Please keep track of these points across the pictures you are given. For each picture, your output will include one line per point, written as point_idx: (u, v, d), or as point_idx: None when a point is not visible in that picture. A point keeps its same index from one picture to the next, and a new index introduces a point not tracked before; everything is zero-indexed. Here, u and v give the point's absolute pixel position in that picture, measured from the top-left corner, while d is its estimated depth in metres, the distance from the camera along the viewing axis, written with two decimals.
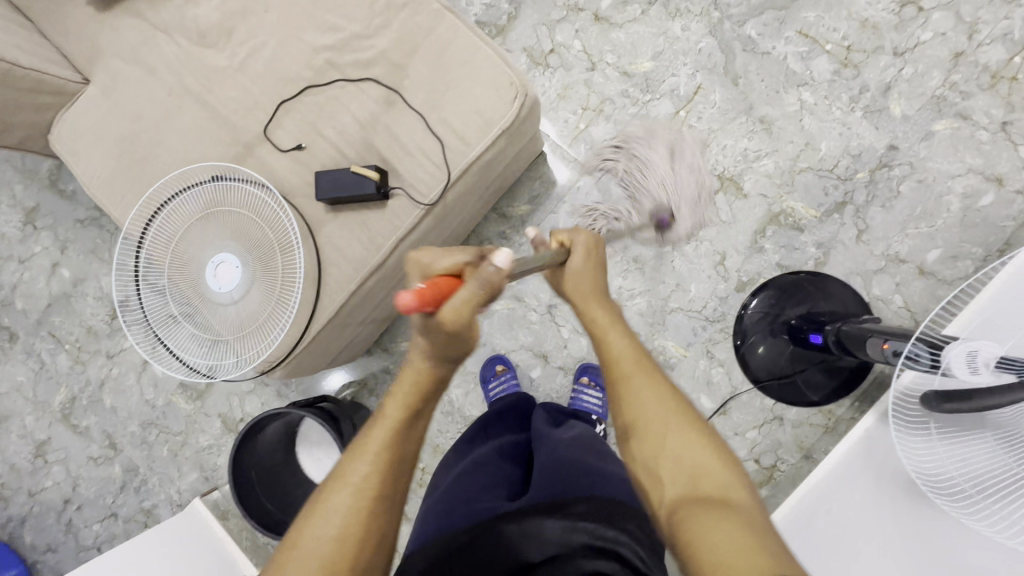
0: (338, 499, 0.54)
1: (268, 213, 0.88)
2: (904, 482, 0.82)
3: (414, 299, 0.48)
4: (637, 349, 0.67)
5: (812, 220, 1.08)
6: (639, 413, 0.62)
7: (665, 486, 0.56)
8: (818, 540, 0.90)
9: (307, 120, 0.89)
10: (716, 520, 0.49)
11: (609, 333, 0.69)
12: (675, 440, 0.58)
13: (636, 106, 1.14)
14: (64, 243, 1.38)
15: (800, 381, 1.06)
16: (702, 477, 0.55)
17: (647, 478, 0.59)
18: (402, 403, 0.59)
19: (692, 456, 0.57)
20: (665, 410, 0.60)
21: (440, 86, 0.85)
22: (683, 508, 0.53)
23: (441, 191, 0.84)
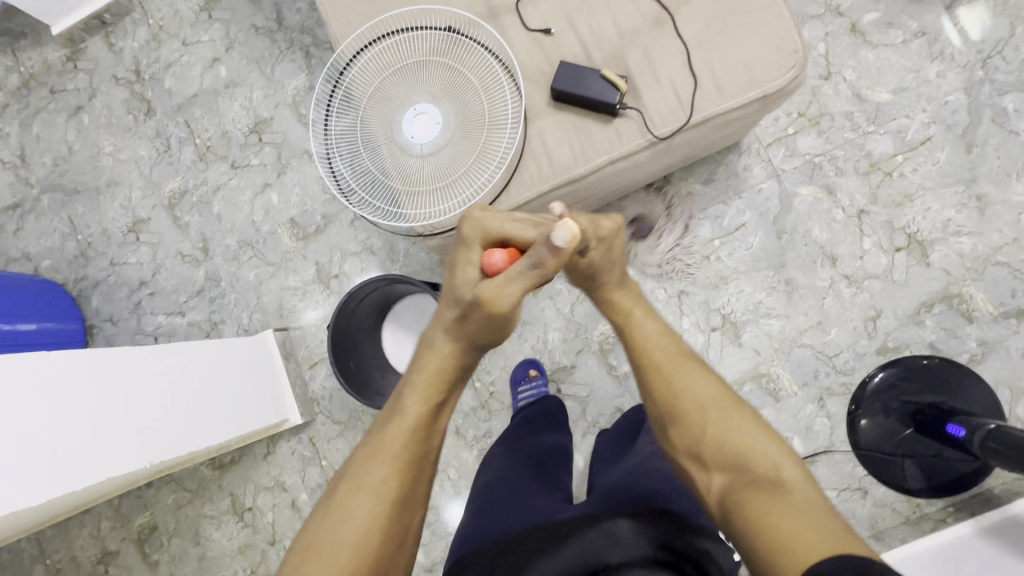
0: (363, 497, 0.60)
1: (490, 82, 0.84)
2: None
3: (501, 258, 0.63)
4: (663, 334, 0.74)
5: (987, 315, 1.02)
6: (675, 404, 0.68)
7: (714, 475, 0.64)
8: None
9: (564, 8, 0.85)
10: (780, 506, 0.56)
11: (634, 314, 0.76)
12: (716, 427, 0.65)
13: (854, 132, 1.08)
14: (232, 42, 1.36)
15: (904, 466, 1.00)
16: (750, 460, 0.62)
17: (692, 463, 0.66)
18: (422, 398, 0.65)
19: (735, 443, 0.64)
20: (700, 398, 0.67)
21: (717, 25, 0.79)
22: (739, 492, 0.60)
23: (673, 130, 0.80)
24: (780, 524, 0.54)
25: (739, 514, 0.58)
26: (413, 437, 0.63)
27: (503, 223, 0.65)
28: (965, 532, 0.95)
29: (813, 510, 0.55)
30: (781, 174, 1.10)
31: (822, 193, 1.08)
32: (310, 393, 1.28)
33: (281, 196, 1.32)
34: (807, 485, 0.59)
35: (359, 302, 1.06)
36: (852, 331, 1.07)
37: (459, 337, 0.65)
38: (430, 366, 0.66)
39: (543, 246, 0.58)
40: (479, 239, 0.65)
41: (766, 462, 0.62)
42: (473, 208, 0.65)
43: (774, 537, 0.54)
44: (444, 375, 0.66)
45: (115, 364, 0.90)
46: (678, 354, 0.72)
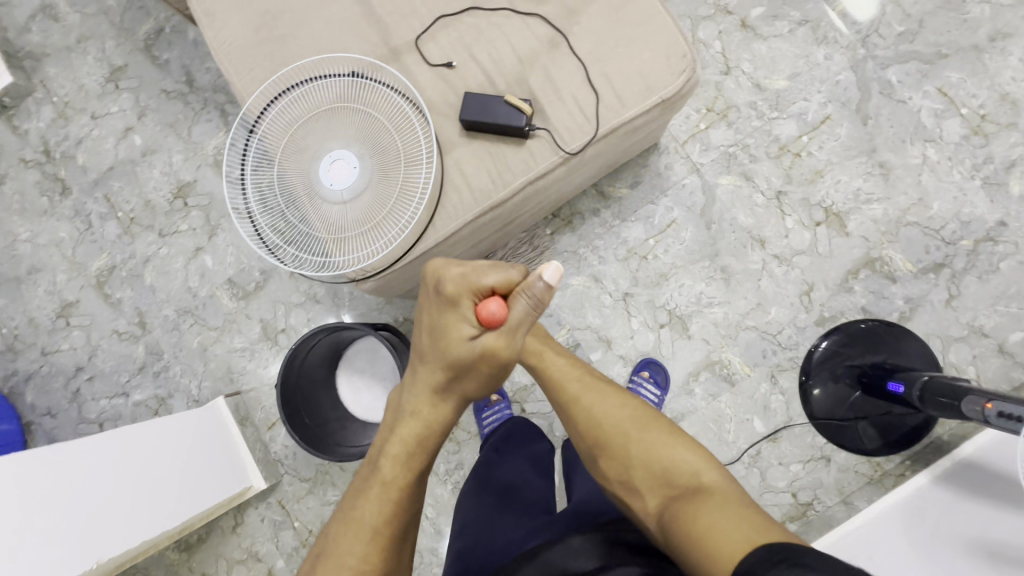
0: (351, 547, 0.63)
1: (401, 120, 0.85)
2: (965, 543, 0.83)
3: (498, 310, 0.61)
4: (575, 367, 0.79)
5: (907, 273, 1.08)
6: (599, 429, 0.73)
7: (646, 495, 0.67)
8: None
9: (463, 41, 0.87)
10: (707, 510, 0.60)
11: (547, 354, 0.79)
12: (640, 444, 0.70)
13: (761, 120, 1.14)
14: (143, 110, 1.33)
15: (859, 428, 1.06)
16: (674, 472, 0.66)
17: (623, 490, 0.69)
18: (405, 462, 0.67)
19: (659, 457, 0.68)
20: (621, 419, 0.72)
21: (609, 41, 0.83)
22: (672, 505, 0.63)
23: (584, 144, 0.83)
24: (707, 528, 0.58)
25: (674, 529, 0.61)
26: (395, 508, 0.65)
27: (490, 270, 0.63)
28: (922, 485, 0.99)
29: (737, 509, 0.60)
30: (700, 168, 1.14)
31: (741, 181, 1.13)
32: (272, 454, 1.24)
33: (215, 258, 1.29)
34: (725, 486, 0.64)
35: (306, 355, 1.04)
36: (790, 307, 1.11)
37: (450, 395, 0.67)
38: (409, 435, 0.67)
39: (535, 283, 0.60)
40: (468, 292, 0.62)
41: (687, 470, 0.66)
42: (445, 264, 0.63)
43: (700, 540, 0.57)
44: (427, 440, 0.68)
45: (37, 467, 0.82)
46: (591, 381, 0.77)
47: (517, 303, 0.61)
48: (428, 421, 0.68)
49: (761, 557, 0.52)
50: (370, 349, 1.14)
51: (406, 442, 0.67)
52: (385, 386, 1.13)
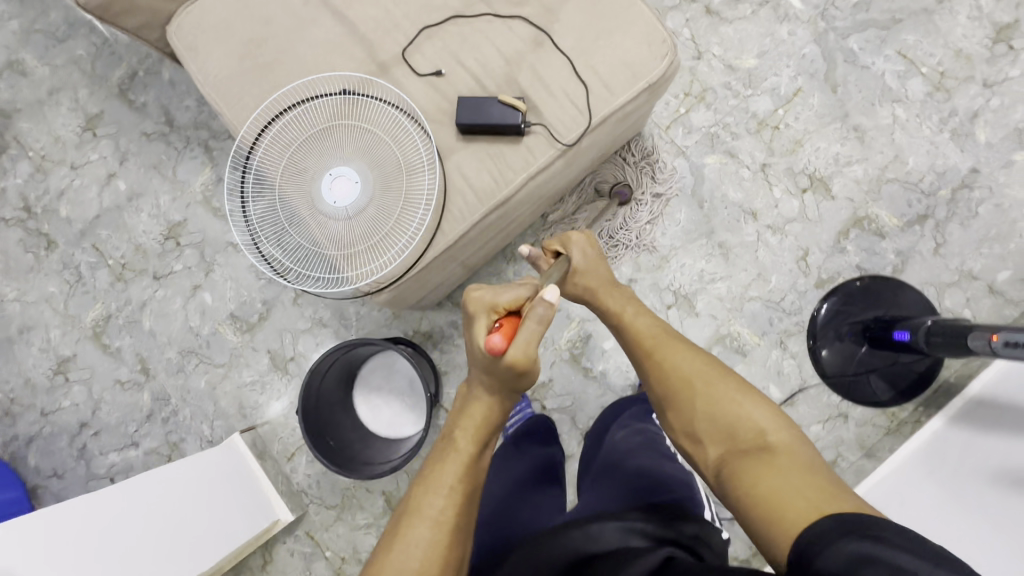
0: (420, 531, 0.59)
1: (398, 132, 0.86)
2: (990, 478, 0.86)
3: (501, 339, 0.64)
4: (653, 326, 0.82)
5: (894, 228, 1.13)
6: (668, 381, 0.74)
7: (711, 447, 0.67)
8: None
9: (449, 49, 0.89)
10: (773, 474, 0.59)
11: (627, 311, 0.85)
12: (706, 399, 0.69)
13: (737, 98, 1.18)
14: (125, 155, 1.32)
15: (871, 381, 1.09)
16: (742, 431, 0.65)
17: (692, 443, 0.70)
18: (472, 437, 0.66)
19: (724, 413, 0.67)
20: (691, 372, 0.72)
21: (591, 34, 0.86)
22: (739, 465, 0.63)
23: (579, 135, 0.85)
24: (775, 491, 0.57)
25: (741, 487, 0.61)
26: (466, 482, 0.63)
27: (498, 293, 0.70)
28: (937, 428, 1.02)
29: (809, 478, 0.57)
30: (686, 151, 1.18)
31: (726, 158, 1.17)
32: (295, 486, 1.21)
33: (215, 294, 1.27)
34: (796, 448, 0.62)
35: (322, 377, 1.03)
36: (790, 273, 1.14)
37: (498, 391, 0.67)
38: (476, 414, 0.67)
39: (538, 306, 0.63)
40: (484, 311, 0.69)
41: (754, 429, 0.65)
42: (470, 292, 0.70)
43: (768, 503, 0.57)
44: (486, 425, 0.68)
45: (61, 522, 0.80)
46: (665, 338, 0.79)
47: (522, 328, 0.63)
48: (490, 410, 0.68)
49: (829, 527, 0.49)
50: (386, 365, 1.14)
51: (476, 417, 0.67)
52: (403, 400, 1.13)
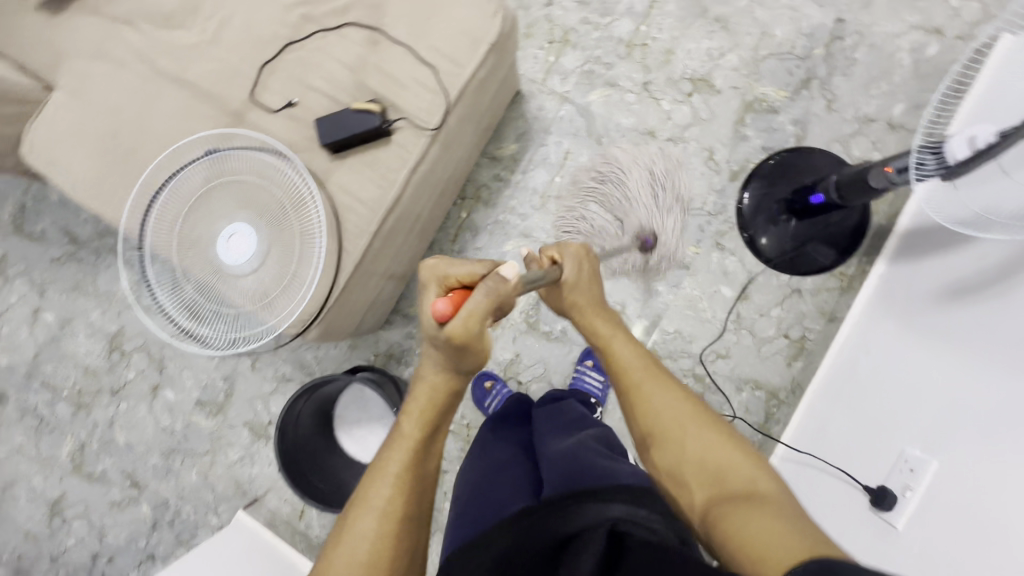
0: (364, 523, 0.58)
1: (273, 172, 0.86)
2: (939, 297, 0.86)
3: (446, 308, 0.57)
4: (644, 357, 0.73)
5: (783, 101, 1.15)
6: (654, 420, 0.66)
7: (694, 491, 0.60)
8: (850, 412, 0.94)
9: (294, 77, 0.89)
10: (755, 517, 0.51)
11: (614, 338, 0.75)
12: (695, 445, 0.62)
13: (598, 30, 1.19)
14: (42, 286, 1.31)
15: (811, 251, 1.11)
16: (727, 475, 0.58)
17: (673, 485, 0.62)
18: (419, 420, 0.63)
19: (713, 456, 0.60)
20: (678, 414, 0.65)
21: (420, 16, 0.86)
22: (720, 505, 0.55)
23: (443, 115, 0.86)
24: (755, 530, 0.50)
25: (718, 530, 0.53)
26: (415, 466, 0.61)
27: (454, 269, 0.64)
28: (883, 272, 1.05)
29: (788, 521, 0.50)
30: (569, 96, 1.19)
31: (608, 90, 1.18)
32: (315, 539, 1.22)
33: (176, 388, 1.27)
34: (786, 497, 0.55)
35: (296, 425, 1.05)
36: (703, 176, 1.16)
37: (447, 367, 0.62)
38: (426, 392, 0.63)
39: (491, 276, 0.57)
40: (437, 288, 0.63)
41: (743, 476, 0.58)
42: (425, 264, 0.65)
43: (744, 548, 0.49)
44: (441, 403, 0.63)
45: None
46: (657, 374, 0.71)
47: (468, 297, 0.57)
48: (438, 389, 0.63)
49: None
50: (358, 395, 1.15)
51: (416, 420, 0.63)
52: (384, 424, 1.13)
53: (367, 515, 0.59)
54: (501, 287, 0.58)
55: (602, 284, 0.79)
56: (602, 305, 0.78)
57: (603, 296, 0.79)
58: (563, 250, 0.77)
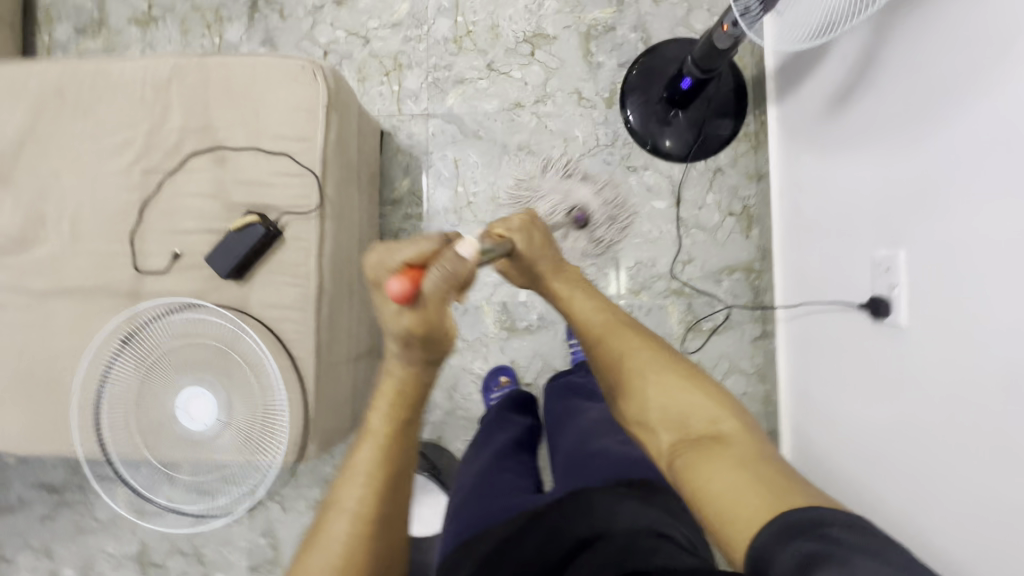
0: (338, 526, 0.59)
1: (193, 325, 0.84)
2: (833, 112, 0.90)
3: (398, 290, 0.50)
4: (606, 310, 0.76)
5: (614, 16, 1.17)
6: (616, 370, 0.71)
7: (662, 436, 0.65)
8: (810, 251, 0.98)
9: (165, 230, 0.87)
10: (718, 464, 0.57)
11: (575, 297, 0.77)
12: (658, 395, 0.67)
13: (422, 41, 1.20)
14: (46, 548, 1.24)
15: (709, 131, 1.13)
16: (690, 421, 0.63)
17: (642, 431, 0.68)
18: (386, 415, 0.60)
19: (677, 402, 0.65)
20: (640, 361, 0.70)
21: (250, 115, 0.85)
22: (686, 450, 0.61)
23: (319, 191, 0.85)
24: (715, 481, 0.55)
25: (684, 477, 0.58)
26: (386, 463, 0.60)
27: (402, 248, 0.55)
28: (777, 113, 1.09)
29: (745, 464, 0.56)
30: (429, 112, 1.20)
31: (461, 88, 1.19)
32: None
33: (224, 567, 1.22)
34: (744, 433, 0.60)
35: None
36: (584, 116, 1.17)
37: (411, 359, 0.57)
38: (391, 386, 0.60)
39: (448, 259, 0.51)
40: (385, 273, 0.54)
41: (704, 417, 0.63)
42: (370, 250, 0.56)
43: (711, 501, 0.54)
44: (410, 401, 0.60)
45: None
46: (615, 323, 0.74)
47: (426, 279, 0.51)
48: (407, 383, 0.59)
49: (775, 536, 0.47)
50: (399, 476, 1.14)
51: (388, 397, 0.60)
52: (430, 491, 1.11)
53: (349, 488, 0.60)
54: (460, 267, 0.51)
55: (554, 242, 0.77)
56: (558, 262, 0.78)
57: (559, 251, 0.78)
58: (510, 224, 0.74)
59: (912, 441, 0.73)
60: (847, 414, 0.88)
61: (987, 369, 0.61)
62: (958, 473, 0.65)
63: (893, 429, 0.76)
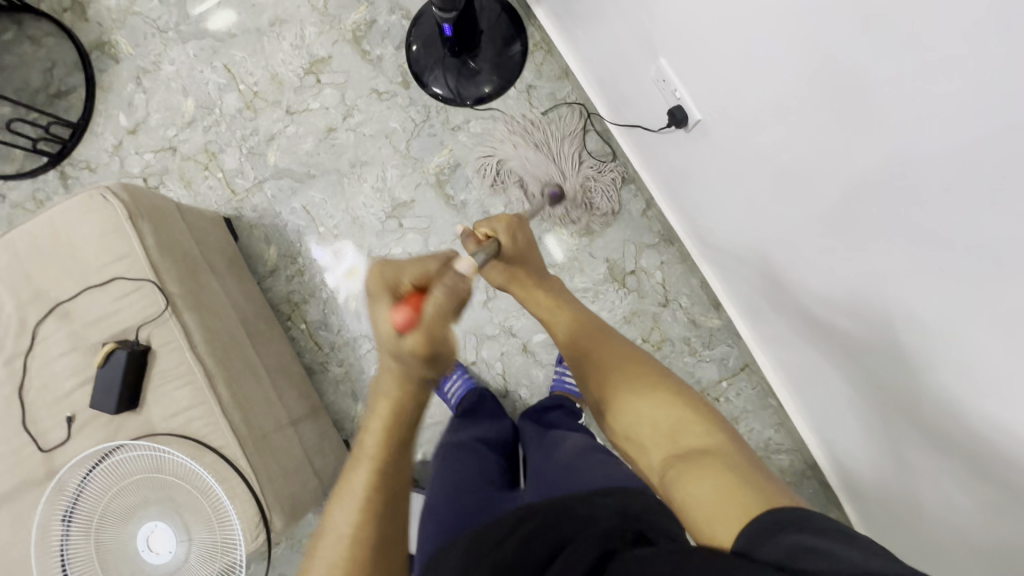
0: (343, 507, 0.57)
1: (116, 469, 0.84)
2: None
3: (405, 315, 0.52)
4: (596, 331, 0.82)
5: (369, 11, 1.22)
6: (616, 395, 0.73)
7: (655, 454, 0.65)
8: (636, 117, 1.02)
9: (49, 402, 0.87)
10: (701, 471, 0.56)
11: (569, 317, 0.86)
12: (653, 418, 0.67)
13: (221, 122, 1.23)
14: None
15: (502, 58, 1.17)
16: (683, 437, 0.63)
17: (638, 450, 0.68)
18: (378, 435, 0.58)
19: (669, 421, 0.66)
20: (640, 386, 0.71)
21: (70, 262, 0.87)
22: (676, 464, 0.61)
23: (163, 292, 0.87)
24: (695, 490, 0.55)
25: (675, 483, 0.58)
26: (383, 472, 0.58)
27: (404, 270, 0.58)
28: (545, 14, 1.16)
29: (733, 471, 0.55)
30: (258, 178, 1.22)
31: (274, 143, 1.22)
32: None
33: None
34: (730, 448, 0.60)
35: None
36: (391, 107, 1.20)
37: (401, 381, 0.55)
38: (387, 410, 0.57)
39: (454, 276, 0.55)
40: (387, 293, 0.56)
41: (694, 434, 0.63)
42: (375, 272, 0.58)
43: (696, 509, 0.54)
44: (399, 426, 0.58)
45: None
46: (609, 345, 0.79)
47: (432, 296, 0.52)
48: (398, 412, 0.57)
49: (761, 530, 0.46)
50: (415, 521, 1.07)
51: (384, 422, 0.57)
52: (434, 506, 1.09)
53: (347, 509, 0.57)
54: (460, 285, 0.54)
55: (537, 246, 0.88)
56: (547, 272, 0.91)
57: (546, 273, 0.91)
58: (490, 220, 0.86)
59: (861, 279, 0.72)
60: (805, 309, 0.87)
61: (925, 191, 0.57)
62: (918, 304, 0.65)
63: (829, 273, 0.77)
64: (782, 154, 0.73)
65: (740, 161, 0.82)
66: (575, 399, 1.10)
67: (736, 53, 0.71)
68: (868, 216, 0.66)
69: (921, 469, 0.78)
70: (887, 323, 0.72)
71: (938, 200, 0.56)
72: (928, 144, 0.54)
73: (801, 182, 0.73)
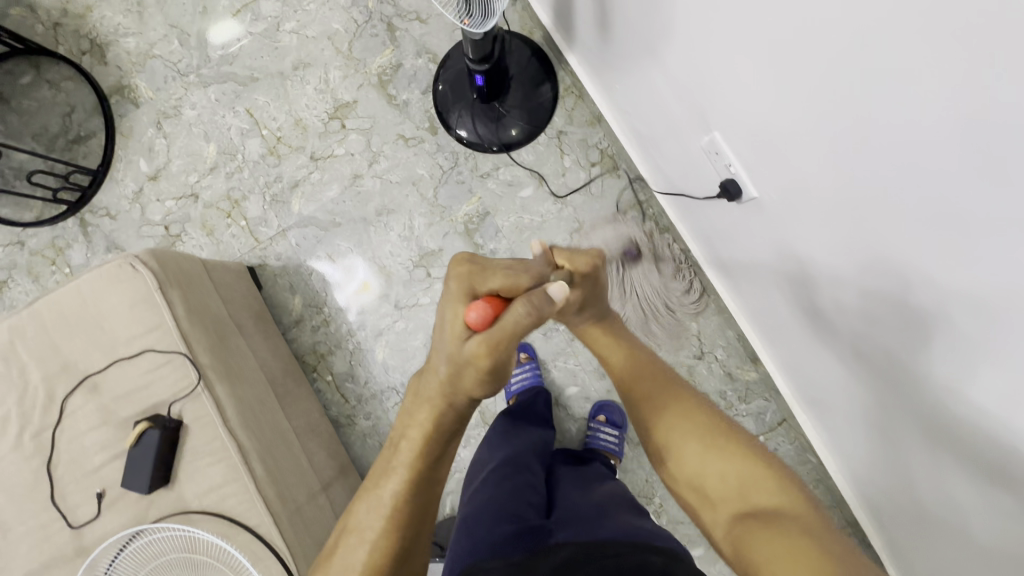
0: (367, 512, 0.53)
1: (146, 548, 0.82)
2: (625, 47, 0.91)
3: (479, 316, 0.48)
4: (650, 361, 0.72)
5: (395, 54, 1.19)
6: (668, 436, 0.63)
7: (717, 507, 0.56)
8: (677, 174, 0.98)
9: (78, 477, 0.85)
10: (771, 536, 0.47)
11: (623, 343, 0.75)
12: (711, 466, 0.58)
13: (244, 169, 1.20)
14: None
15: (534, 102, 1.14)
16: (750, 494, 0.53)
17: (696, 500, 0.58)
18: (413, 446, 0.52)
19: (736, 471, 0.56)
20: (700, 428, 0.61)
21: (99, 334, 0.85)
22: (741, 526, 0.51)
23: (195, 364, 0.85)
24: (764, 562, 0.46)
25: (741, 550, 0.49)
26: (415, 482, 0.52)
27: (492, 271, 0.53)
28: (577, 61, 1.12)
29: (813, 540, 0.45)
30: (282, 226, 1.19)
31: (299, 190, 1.19)
32: None
33: None
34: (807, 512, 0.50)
35: None
36: (418, 153, 1.18)
37: (453, 387, 0.50)
38: (424, 417, 0.51)
39: (540, 299, 0.50)
40: (468, 292, 0.51)
41: (762, 492, 0.53)
42: (462, 264, 0.53)
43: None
44: (437, 436, 0.52)
45: None
46: (665, 382, 0.68)
47: (512, 309, 0.48)
48: (442, 422, 0.51)
49: None
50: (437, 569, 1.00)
51: (424, 429, 0.51)
52: None
53: (374, 507, 0.53)
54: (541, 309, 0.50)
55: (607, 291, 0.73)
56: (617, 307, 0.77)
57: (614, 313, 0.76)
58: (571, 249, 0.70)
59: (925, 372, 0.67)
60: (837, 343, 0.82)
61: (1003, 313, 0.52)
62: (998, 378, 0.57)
63: (870, 324, 0.72)
64: (838, 218, 0.67)
65: (796, 218, 0.75)
66: (611, 456, 1.07)
67: (795, 136, 0.66)
68: (909, 271, 0.60)
69: (954, 495, 0.72)
70: (947, 406, 0.66)
71: (990, 263, 0.51)
72: (978, 207, 0.49)
73: (836, 221, 0.68)
